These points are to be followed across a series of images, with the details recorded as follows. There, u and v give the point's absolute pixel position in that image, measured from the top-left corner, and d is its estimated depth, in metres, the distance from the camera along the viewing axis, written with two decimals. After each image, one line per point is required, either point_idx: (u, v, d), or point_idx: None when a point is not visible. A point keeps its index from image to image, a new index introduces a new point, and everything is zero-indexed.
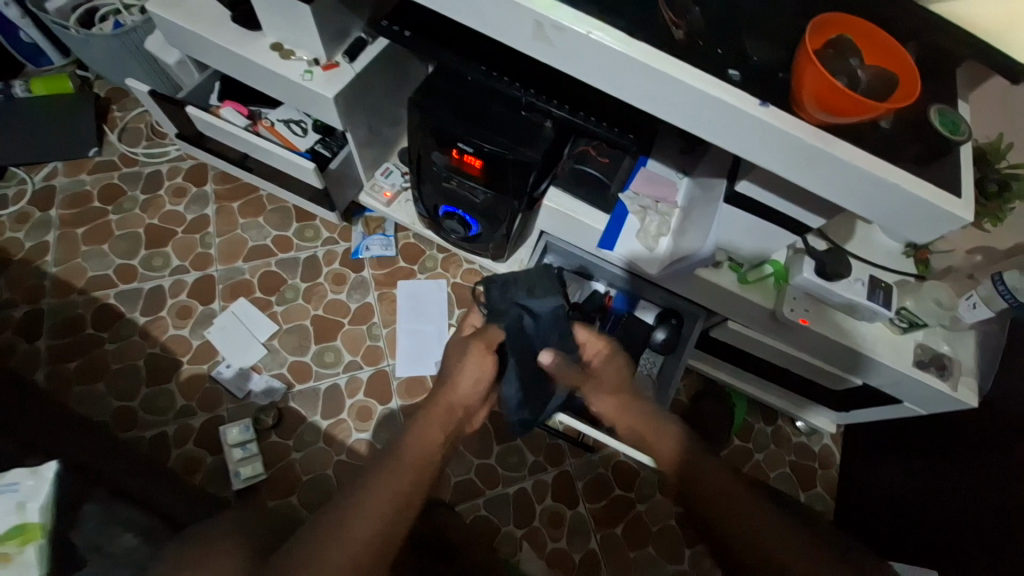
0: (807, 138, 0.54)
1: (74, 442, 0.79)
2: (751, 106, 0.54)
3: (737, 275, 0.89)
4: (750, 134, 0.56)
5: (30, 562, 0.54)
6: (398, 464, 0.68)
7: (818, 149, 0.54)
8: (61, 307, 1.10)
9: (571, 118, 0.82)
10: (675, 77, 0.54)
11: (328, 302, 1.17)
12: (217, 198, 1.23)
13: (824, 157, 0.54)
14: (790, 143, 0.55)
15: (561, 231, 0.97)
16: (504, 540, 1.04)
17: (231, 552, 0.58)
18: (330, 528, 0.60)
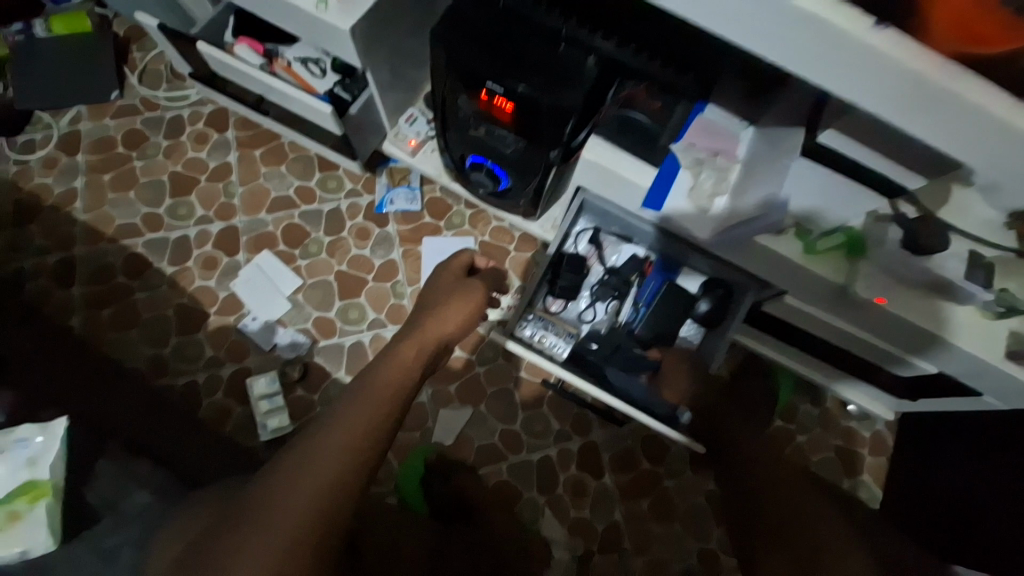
0: (938, 75, 0.40)
1: (100, 390, 0.80)
2: (870, 29, 0.39)
3: (802, 244, 0.77)
4: (857, 67, 0.42)
5: (40, 520, 0.54)
6: (365, 406, 0.61)
7: (956, 89, 0.40)
8: (92, 254, 1.11)
9: (618, 54, 0.72)
10: None
11: (351, 257, 1.13)
12: (239, 145, 1.18)
13: (956, 103, 0.40)
14: (911, 82, 0.41)
15: (599, 187, 0.87)
16: (526, 507, 1.02)
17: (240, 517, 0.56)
18: (293, 463, 0.54)
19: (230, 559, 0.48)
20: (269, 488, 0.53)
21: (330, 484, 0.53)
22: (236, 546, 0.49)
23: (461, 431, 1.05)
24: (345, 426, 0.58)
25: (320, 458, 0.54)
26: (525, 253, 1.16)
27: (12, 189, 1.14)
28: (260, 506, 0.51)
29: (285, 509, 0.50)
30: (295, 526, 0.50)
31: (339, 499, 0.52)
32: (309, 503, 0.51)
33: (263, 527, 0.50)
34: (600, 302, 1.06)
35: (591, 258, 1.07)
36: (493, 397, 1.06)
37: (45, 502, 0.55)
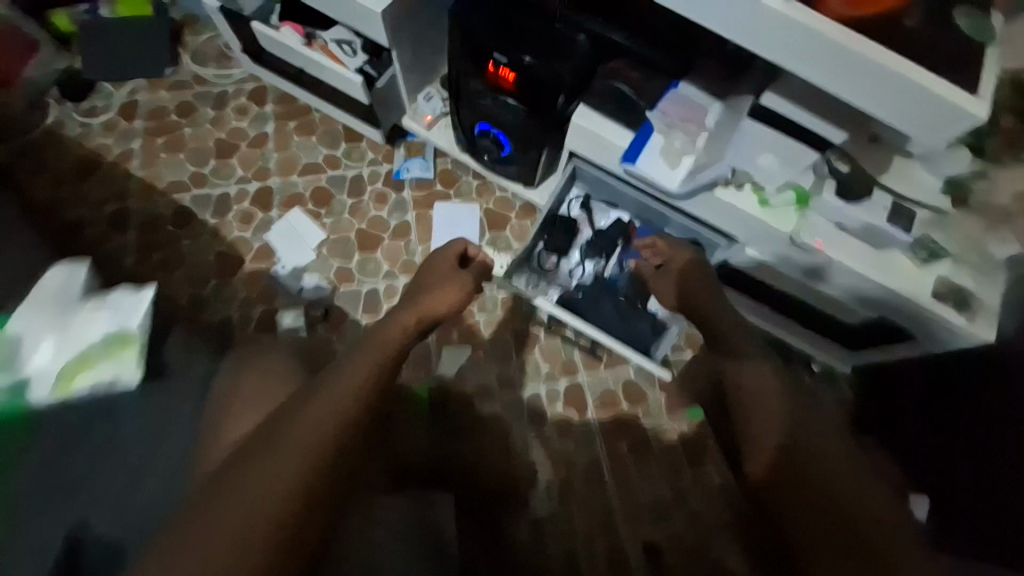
0: (818, 25, 0.57)
1: None
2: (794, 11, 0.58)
3: (758, 198, 0.94)
4: (765, 22, 0.59)
5: (129, 361, 0.66)
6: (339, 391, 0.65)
7: (850, 53, 0.58)
8: (144, 207, 1.26)
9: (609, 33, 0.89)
10: None
11: (370, 217, 1.28)
12: (276, 118, 1.34)
13: (833, 46, 0.58)
14: (804, 33, 0.58)
15: (588, 150, 1.01)
16: (517, 438, 1.13)
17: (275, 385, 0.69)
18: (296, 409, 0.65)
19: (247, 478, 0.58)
20: (280, 426, 0.63)
21: (331, 415, 0.63)
22: (252, 470, 0.58)
23: (460, 370, 1.17)
24: (344, 375, 0.68)
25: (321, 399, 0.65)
26: (525, 221, 1.31)
27: (78, 147, 1.31)
28: (271, 439, 0.61)
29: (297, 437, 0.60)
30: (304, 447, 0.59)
31: (337, 429, 0.62)
32: (314, 429, 0.61)
33: (277, 449, 0.59)
34: (588, 261, 1.20)
35: (582, 222, 1.22)
36: (491, 341, 1.19)
37: (132, 349, 0.67)
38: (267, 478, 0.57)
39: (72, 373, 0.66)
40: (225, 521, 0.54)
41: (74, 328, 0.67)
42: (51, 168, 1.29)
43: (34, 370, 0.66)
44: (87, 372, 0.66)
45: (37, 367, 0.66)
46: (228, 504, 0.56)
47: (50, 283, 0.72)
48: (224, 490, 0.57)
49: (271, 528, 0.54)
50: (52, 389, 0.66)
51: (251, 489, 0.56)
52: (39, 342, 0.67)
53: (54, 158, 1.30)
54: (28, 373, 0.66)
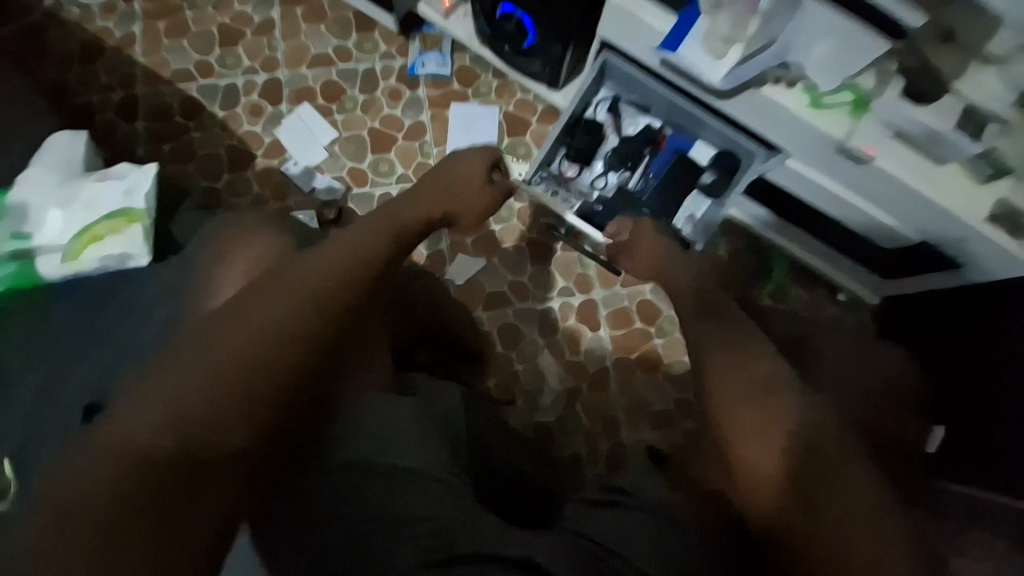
0: None
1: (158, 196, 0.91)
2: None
3: (808, 97, 0.85)
4: None
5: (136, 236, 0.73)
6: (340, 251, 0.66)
7: None
8: (151, 95, 1.21)
9: None
10: None
11: (384, 116, 1.21)
12: (282, 2, 1.24)
13: None
14: None
15: (622, 37, 0.91)
16: (528, 346, 1.14)
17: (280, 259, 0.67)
18: (292, 264, 0.63)
19: (251, 318, 0.58)
20: (274, 280, 0.61)
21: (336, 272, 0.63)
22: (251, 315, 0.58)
23: (474, 277, 1.16)
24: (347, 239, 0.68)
25: (324, 257, 0.64)
26: (547, 126, 1.22)
27: (78, 30, 1.24)
28: (268, 289, 0.60)
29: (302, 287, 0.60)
30: (310, 297, 0.60)
31: (344, 289, 0.63)
32: (321, 286, 0.61)
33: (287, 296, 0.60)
34: (612, 171, 1.13)
35: (608, 127, 1.13)
36: (506, 250, 1.17)
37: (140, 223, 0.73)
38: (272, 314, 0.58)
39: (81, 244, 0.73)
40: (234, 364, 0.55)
41: (87, 205, 0.76)
42: (54, 53, 1.23)
43: (46, 241, 0.75)
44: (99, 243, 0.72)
45: (49, 240, 0.75)
46: (234, 337, 0.57)
47: (68, 161, 0.80)
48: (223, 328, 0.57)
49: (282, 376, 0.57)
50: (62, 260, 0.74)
51: (257, 334, 0.57)
52: (55, 213, 0.76)
53: (55, 42, 1.23)
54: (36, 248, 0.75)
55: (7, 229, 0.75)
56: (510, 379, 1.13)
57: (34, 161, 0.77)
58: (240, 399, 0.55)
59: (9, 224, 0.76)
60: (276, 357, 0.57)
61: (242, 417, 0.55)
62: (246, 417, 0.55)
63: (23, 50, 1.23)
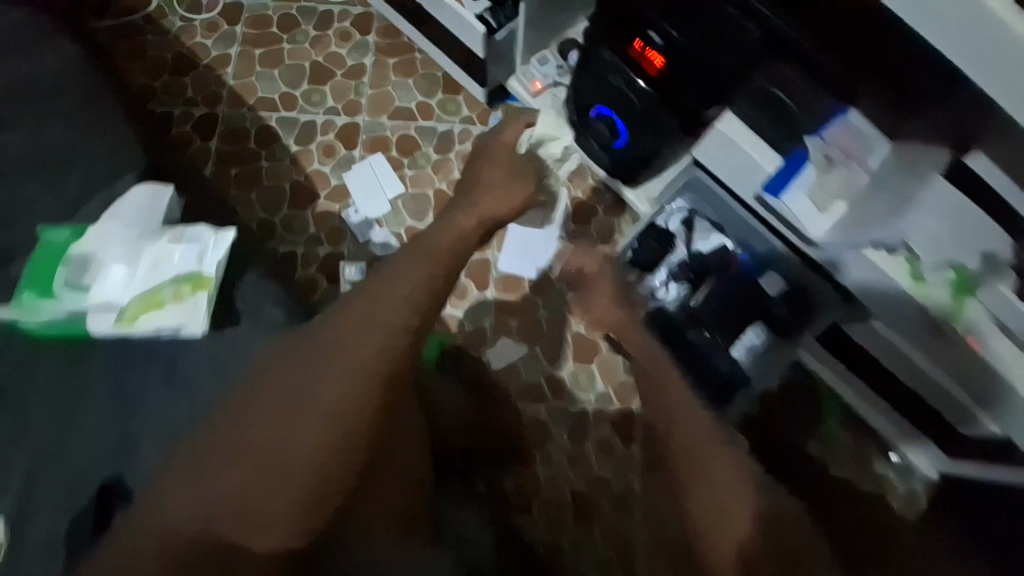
0: None
1: None
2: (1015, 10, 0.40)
3: (908, 270, 0.75)
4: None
5: (199, 309, 0.57)
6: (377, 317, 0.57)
7: None
8: (232, 117, 1.20)
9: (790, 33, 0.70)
10: None
11: (452, 179, 1.19)
12: (376, 50, 1.24)
13: None
14: None
15: (721, 166, 0.87)
16: (554, 451, 1.07)
17: (342, 321, 0.57)
18: (328, 337, 0.56)
19: (315, 365, 0.55)
20: (318, 354, 0.55)
21: (391, 329, 0.56)
22: (316, 360, 0.55)
23: (514, 364, 1.10)
24: (390, 295, 0.58)
25: (382, 307, 0.57)
26: (614, 218, 1.17)
27: (175, 42, 1.24)
28: (331, 336, 0.56)
29: (363, 338, 0.55)
30: (369, 351, 0.55)
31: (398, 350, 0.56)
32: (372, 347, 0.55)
33: (325, 378, 0.54)
34: (675, 282, 1.06)
35: (678, 239, 1.07)
36: (550, 342, 1.11)
37: (202, 297, 0.57)
38: (333, 361, 0.55)
39: (137, 307, 0.56)
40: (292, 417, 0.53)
41: (151, 268, 0.58)
42: (147, 57, 1.24)
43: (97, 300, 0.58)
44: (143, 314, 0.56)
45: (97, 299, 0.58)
46: (301, 382, 0.54)
47: (134, 214, 0.61)
48: (257, 403, 0.54)
49: (347, 418, 0.53)
50: (115, 322, 0.57)
51: (322, 384, 0.54)
52: (113, 273, 0.58)
53: (152, 48, 1.24)
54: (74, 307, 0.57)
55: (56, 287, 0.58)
56: (529, 485, 1.05)
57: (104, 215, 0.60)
58: (285, 470, 0.52)
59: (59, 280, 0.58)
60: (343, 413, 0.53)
61: (296, 477, 0.52)
62: (309, 471, 0.52)
63: (119, 48, 1.24)
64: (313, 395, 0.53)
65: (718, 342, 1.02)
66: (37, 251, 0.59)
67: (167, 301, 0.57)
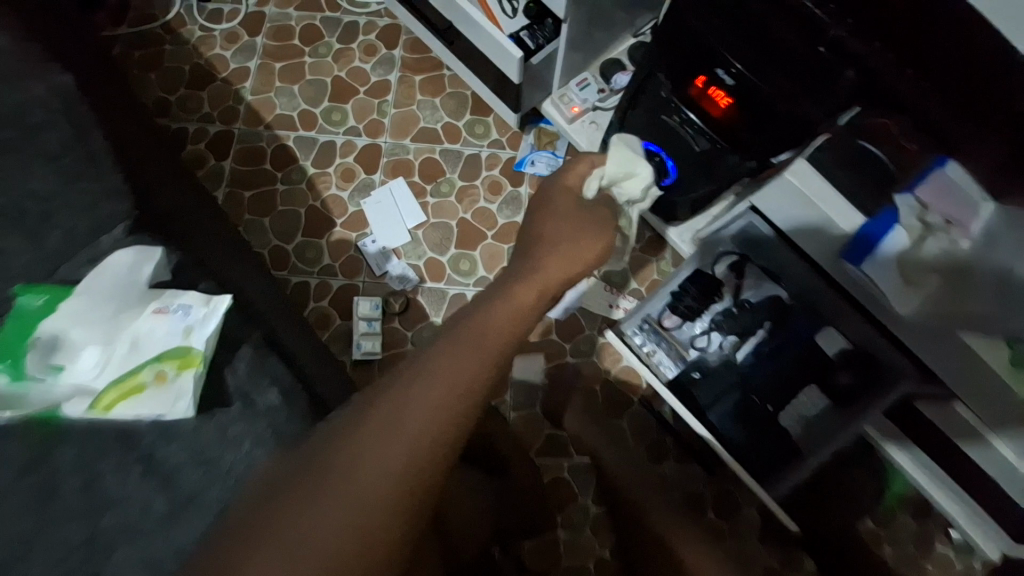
0: None
1: None
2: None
3: (1010, 354, 0.63)
4: None
5: (184, 392, 0.50)
6: (419, 420, 0.47)
7: None
8: (248, 135, 1.14)
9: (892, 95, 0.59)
10: None
11: (478, 208, 1.10)
12: (402, 66, 1.16)
13: None
14: None
15: (785, 215, 0.77)
16: (577, 514, 0.98)
17: (372, 424, 0.47)
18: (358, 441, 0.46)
19: (317, 501, 0.44)
20: (346, 461, 0.46)
21: (413, 451, 0.46)
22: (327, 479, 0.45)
23: (536, 415, 1.02)
24: (433, 389, 0.49)
25: (396, 422, 0.47)
26: (649, 257, 1.07)
27: (193, 53, 1.18)
28: (344, 447, 0.46)
29: (374, 467, 0.45)
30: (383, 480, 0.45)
31: (424, 473, 0.46)
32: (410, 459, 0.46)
33: (349, 495, 0.44)
34: (718, 332, 0.93)
35: (725, 285, 0.94)
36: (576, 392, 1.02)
37: (187, 378, 0.50)
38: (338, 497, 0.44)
39: (111, 394, 0.49)
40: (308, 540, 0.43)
41: (134, 342, 0.51)
42: (162, 69, 1.18)
43: (75, 379, 0.51)
44: (119, 401, 0.49)
45: (75, 379, 0.50)
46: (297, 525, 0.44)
47: (116, 281, 0.54)
48: (267, 517, 0.45)
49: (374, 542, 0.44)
50: (87, 408, 0.50)
51: (329, 517, 0.44)
52: (92, 348, 0.51)
53: (168, 60, 1.18)
54: (48, 389, 0.50)
55: (29, 367, 0.50)
56: (548, 551, 0.97)
57: (83, 285, 0.53)
58: None
59: (31, 358, 0.50)
60: (356, 557, 0.43)
61: None
62: None
63: (135, 58, 1.18)
64: (320, 548, 0.43)
65: (767, 408, 0.90)
66: (10, 321, 0.52)
67: (145, 385, 0.49)
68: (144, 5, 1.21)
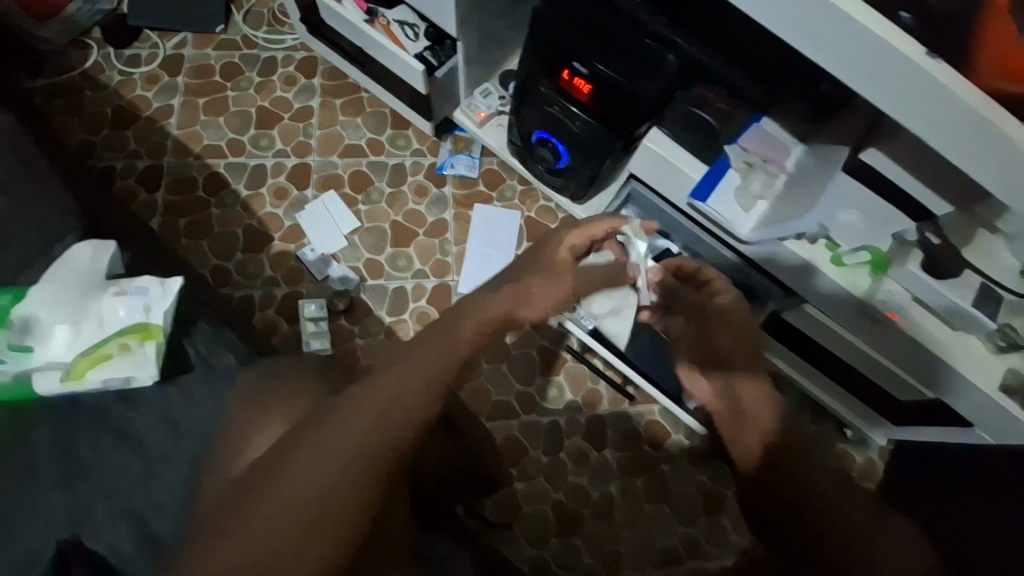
0: (975, 107, 0.49)
1: None
2: (846, 1, 0.50)
3: (830, 254, 0.83)
4: (904, 88, 0.51)
5: (147, 358, 0.60)
6: (381, 411, 0.47)
7: (979, 118, 0.49)
8: (178, 167, 1.20)
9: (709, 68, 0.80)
10: (854, 19, 0.50)
11: (408, 210, 1.21)
12: (323, 92, 1.27)
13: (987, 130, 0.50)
14: (948, 107, 0.50)
15: (652, 177, 0.94)
16: (530, 466, 1.09)
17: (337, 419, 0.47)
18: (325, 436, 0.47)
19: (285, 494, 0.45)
20: (311, 455, 0.46)
21: (376, 440, 0.46)
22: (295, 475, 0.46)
23: (483, 385, 1.12)
24: (393, 380, 0.49)
25: (356, 421, 0.47)
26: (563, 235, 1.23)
27: (114, 96, 1.24)
28: (311, 443, 0.47)
29: (337, 472, 0.45)
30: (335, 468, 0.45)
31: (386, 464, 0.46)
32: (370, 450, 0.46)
33: (315, 487, 0.45)
34: None
35: None
36: (516, 358, 1.14)
37: (148, 347, 0.60)
38: (291, 487, 0.45)
39: (82, 363, 0.59)
40: (279, 535, 0.44)
41: (98, 321, 0.60)
42: (83, 113, 1.22)
43: (46, 356, 0.60)
44: (89, 368, 0.59)
45: (47, 355, 0.60)
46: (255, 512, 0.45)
47: (78, 272, 0.63)
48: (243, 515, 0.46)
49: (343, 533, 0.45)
50: (59, 379, 0.59)
51: (296, 512, 0.44)
52: (59, 328, 0.60)
53: (89, 104, 1.23)
54: (23, 366, 0.59)
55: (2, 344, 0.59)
56: (508, 503, 1.07)
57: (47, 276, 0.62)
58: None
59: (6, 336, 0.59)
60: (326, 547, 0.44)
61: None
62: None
63: (54, 106, 1.22)
64: (290, 539, 0.44)
65: None
66: None
67: (111, 354, 0.59)
68: (60, 56, 1.25)
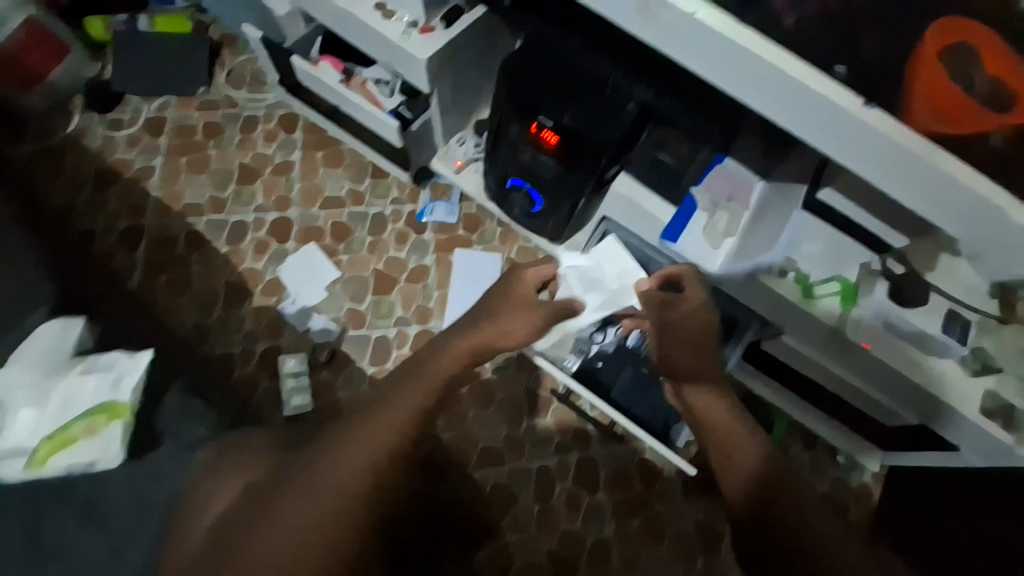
0: (908, 144, 0.52)
1: None
2: (775, 56, 0.54)
3: (800, 287, 0.82)
4: (842, 129, 0.54)
5: (113, 438, 0.58)
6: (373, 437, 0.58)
7: (913, 154, 0.52)
8: (158, 225, 1.21)
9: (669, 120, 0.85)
10: (784, 73, 0.54)
11: (388, 257, 1.23)
12: (303, 146, 1.30)
13: (920, 165, 0.52)
14: (884, 145, 0.53)
15: (625, 218, 0.98)
16: (520, 513, 1.06)
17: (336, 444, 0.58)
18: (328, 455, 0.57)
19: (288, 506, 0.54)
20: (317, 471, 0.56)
21: (369, 461, 0.56)
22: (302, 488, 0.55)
23: (470, 430, 1.11)
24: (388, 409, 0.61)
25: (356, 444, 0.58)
26: None
27: (95, 158, 1.26)
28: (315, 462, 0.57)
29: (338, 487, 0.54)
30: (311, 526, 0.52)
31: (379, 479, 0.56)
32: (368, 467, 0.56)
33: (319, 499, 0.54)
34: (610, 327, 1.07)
35: None
36: (501, 402, 1.12)
37: (114, 426, 0.58)
38: (274, 545, 0.52)
39: (46, 448, 0.57)
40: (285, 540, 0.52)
41: (65, 402, 0.59)
42: (65, 176, 1.24)
43: (12, 442, 0.59)
44: (53, 453, 0.57)
45: (11, 441, 0.59)
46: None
47: (50, 352, 0.64)
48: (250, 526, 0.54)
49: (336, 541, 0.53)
50: (24, 465, 0.58)
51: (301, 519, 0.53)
52: (26, 411, 0.60)
53: (70, 168, 1.25)
54: None
55: None
56: (500, 554, 1.04)
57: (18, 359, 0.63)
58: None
59: None
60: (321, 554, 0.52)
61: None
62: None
63: (36, 171, 1.24)
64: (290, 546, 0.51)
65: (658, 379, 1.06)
66: None
67: (78, 436, 0.58)
68: (43, 122, 1.28)
